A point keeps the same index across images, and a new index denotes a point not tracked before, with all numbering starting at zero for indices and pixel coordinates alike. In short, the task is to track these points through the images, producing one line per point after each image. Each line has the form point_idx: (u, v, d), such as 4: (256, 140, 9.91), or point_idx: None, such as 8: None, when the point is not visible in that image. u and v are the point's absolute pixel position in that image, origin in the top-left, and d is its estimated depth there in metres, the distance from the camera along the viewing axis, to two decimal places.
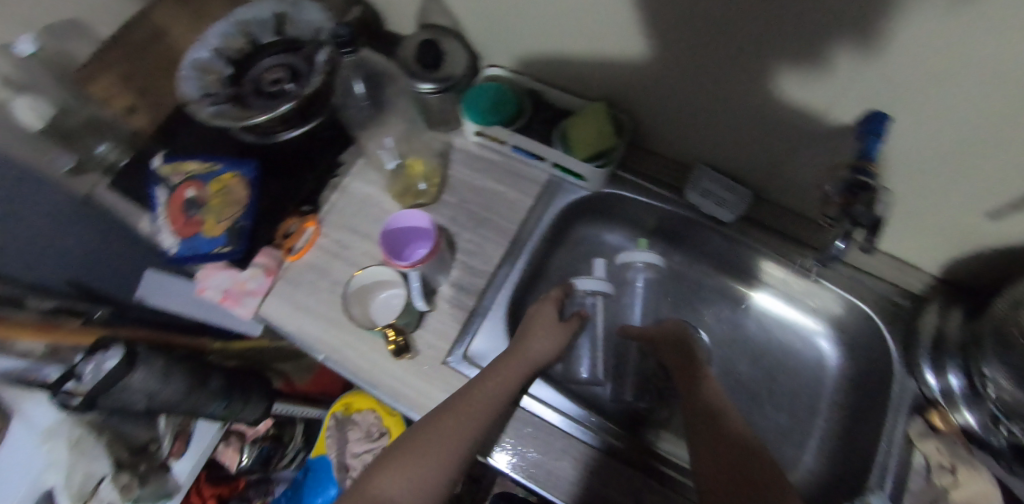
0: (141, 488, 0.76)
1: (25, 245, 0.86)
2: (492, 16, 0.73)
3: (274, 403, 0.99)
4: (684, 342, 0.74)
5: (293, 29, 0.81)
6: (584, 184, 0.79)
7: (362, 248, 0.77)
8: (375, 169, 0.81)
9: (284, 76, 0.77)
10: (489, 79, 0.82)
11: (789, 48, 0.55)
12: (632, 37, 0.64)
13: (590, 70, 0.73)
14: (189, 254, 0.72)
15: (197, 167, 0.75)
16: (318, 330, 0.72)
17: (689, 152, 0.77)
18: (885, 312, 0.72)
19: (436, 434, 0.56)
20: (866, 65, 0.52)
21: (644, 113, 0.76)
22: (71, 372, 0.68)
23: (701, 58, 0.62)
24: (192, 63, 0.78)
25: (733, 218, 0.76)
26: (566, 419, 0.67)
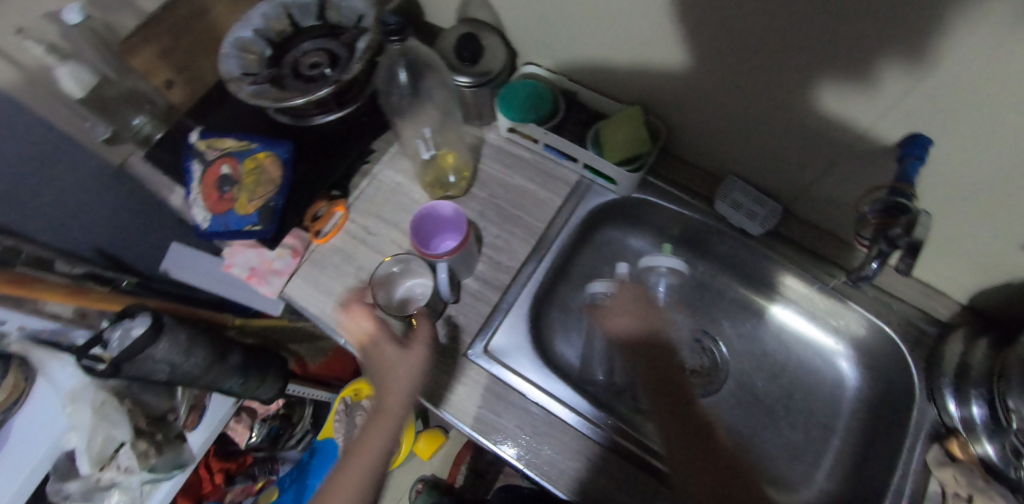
0: (157, 457, 0.77)
1: (59, 210, 0.88)
2: (535, 13, 0.73)
3: (288, 383, 1.00)
4: (651, 337, 0.72)
5: (334, 15, 0.82)
6: (614, 187, 0.79)
7: (389, 236, 0.77)
8: (407, 159, 0.82)
9: (323, 60, 0.77)
10: (526, 77, 0.82)
11: (837, 61, 0.55)
12: (676, 42, 0.63)
13: (628, 75, 0.73)
14: (221, 229, 0.72)
15: (233, 145, 0.76)
16: (341, 314, 0.73)
17: (721, 162, 0.77)
18: (909, 337, 0.72)
19: (364, 461, 0.63)
20: (912, 85, 0.52)
21: (679, 121, 0.75)
22: (98, 338, 0.69)
23: (741, 68, 0.62)
24: (235, 42, 0.78)
25: (762, 231, 0.75)
26: (576, 416, 0.67)
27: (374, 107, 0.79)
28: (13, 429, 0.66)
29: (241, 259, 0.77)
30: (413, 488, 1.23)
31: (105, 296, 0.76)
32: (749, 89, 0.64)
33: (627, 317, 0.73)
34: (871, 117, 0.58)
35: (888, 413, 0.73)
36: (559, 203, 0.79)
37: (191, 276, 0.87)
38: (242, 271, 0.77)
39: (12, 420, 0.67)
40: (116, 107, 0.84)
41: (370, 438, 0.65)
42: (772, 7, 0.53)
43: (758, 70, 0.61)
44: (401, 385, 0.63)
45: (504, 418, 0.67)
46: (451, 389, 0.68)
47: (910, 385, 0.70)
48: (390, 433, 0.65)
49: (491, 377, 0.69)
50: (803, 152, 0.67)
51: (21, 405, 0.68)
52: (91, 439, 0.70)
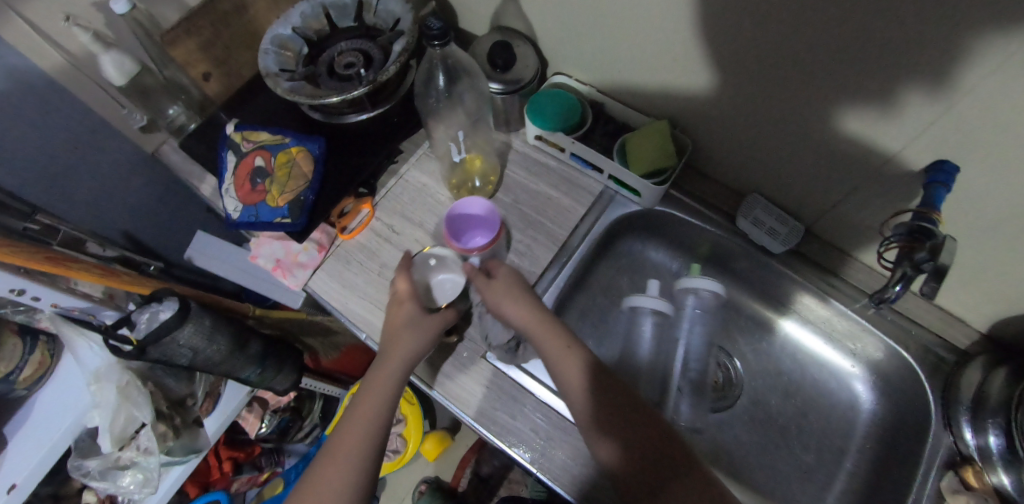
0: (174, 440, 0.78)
1: (92, 193, 0.90)
2: (569, 24, 0.75)
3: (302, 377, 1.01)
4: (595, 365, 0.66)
5: (371, 17, 0.84)
6: (637, 199, 0.79)
7: (413, 235, 0.78)
8: (435, 161, 0.83)
9: (358, 60, 0.79)
10: (555, 86, 0.84)
11: (863, 88, 0.56)
12: (706, 58, 0.65)
13: (657, 88, 0.74)
14: (251, 220, 0.74)
15: (267, 138, 0.78)
16: (362, 309, 0.74)
17: (744, 180, 0.78)
18: (927, 363, 0.72)
19: (354, 447, 0.61)
20: (938, 109, 0.53)
21: (705, 136, 0.76)
22: (127, 319, 0.71)
23: (766, 86, 0.63)
24: (273, 38, 0.80)
25: (783, 250, 0.76)
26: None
27: (406, 107, 0.82)
28: (37, 403, 0.71)
29: (267, 250, 0.79)
30: (417, 488, 1.24)
31: (136, 279, 0.76)
32: (773, 110, 0.65)
33: (513, 303, 0.69)
34: (894, 144, 0.59)
35: (902, 439, 0.73)
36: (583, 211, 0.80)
37: (215, 265, 0.88)
38: (268, 262, 0.78)
39: (37, 394, 0.72)
40: (154, 96, 0.86)
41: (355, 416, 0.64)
42: (801, 31, 0.55)
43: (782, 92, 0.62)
44: (400, 362, 0.65)
45: (518, 420, 0.68)
46: (468, 389, 0.69)
47: (926, 411, 0.70)
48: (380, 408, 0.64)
49: (508, 380, 0.70)
50: (824, 174, 0.68)
51: (46, 380, 0.72)
52: (112, 419, 0.71)
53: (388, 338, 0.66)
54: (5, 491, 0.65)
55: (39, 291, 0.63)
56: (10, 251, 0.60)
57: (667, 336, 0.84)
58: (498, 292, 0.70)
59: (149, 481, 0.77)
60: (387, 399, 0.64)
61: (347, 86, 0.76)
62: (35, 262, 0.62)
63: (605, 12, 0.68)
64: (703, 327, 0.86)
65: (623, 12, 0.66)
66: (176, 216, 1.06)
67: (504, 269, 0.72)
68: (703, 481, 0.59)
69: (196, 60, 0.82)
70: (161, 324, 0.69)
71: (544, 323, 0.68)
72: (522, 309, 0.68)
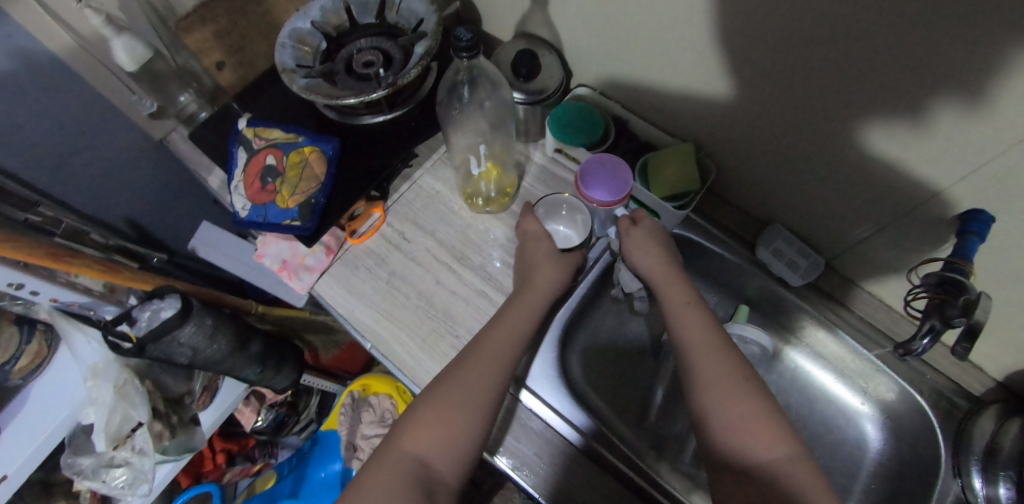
0: (170, 439, 0.77)
1: (96, 178, 0.89)
2: (595, 36, 0.72)
3: (302, 375, 1.00)
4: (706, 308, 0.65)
5: (393, 15, 0.81)
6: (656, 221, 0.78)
7: (424, 244, 0.76)
8: (450, 169, 0.81)
9: (378, 60, 0.76)
10: (574, 99, 0.81)
11: (888, 108, 0.53)
12: (732, 75, 0.62)
13: (683, 108, 0.72)
14: (260, 220, 0.72)
15: (280, 136, 0.76)
16: (369, 318, 0.72)
17: (767, 208, 0.76)
18: (939, 408, 0.70)
19: (496, 353, 0.62)
20: (971, 138, 0.50)
21: (729, 161, 0.74)
22: (127, 316, 0.69)
23: (788, 102, 0.60)
24: (292, 32, 0.78)
25: (803, 283, 0.75)
26: (569, 427, 0.67)
27: (424, 113, 0.79)
28: (30, 396, 0.69)
29: (274, 252, 0.77)
30: None
31: (138, 275, 0.74)
32: (791, 123, 0.62)
33: (654, 255, 0.70)
34: (926, 174, 0.56)
35: (911, 484, 0.71)
36: (597, 233, 0.79)
37: (218, 259, 0.86)
38: (275, 263, 0.77)
39: (29, 386, 0.69)
40: (165, 83, 0.84)
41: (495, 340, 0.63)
42: (842, 60, 0.52)
43: (801, 102, 0.59)
44: (547, 290, 0.68)
45: (523, 442, 0.66)
46: None
47: (936, 457, 0.69)
48: (517, 336, 0.64)
49: (514, 401, 0.68)
50: (851, 203, 0.65)
51: (41, 372, 0.70)
52: (109, 416, 0.69)
53: (524, 276, 0.70)
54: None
55: (37, 286, 0.61)
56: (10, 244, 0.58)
57: None
58: (638, 237, 0.71)
59: (140, 484, 0.76)
60: (530, 322, 0.66)
61: (364, 88, 0.74)
62: (36, 256, 0.60)
63: (637, 25, 0.65)
64: None
65: (657, 27, 0.64)
66: (180, 205, 1.04)
67: (651, 224, 0.73)
68: (762, 450, 0.53)
69: (209, 49, 0.80)
70: (161, 323, 0.67)
71: (671, 273, 0.69)
72: (657, 263, 0.69)
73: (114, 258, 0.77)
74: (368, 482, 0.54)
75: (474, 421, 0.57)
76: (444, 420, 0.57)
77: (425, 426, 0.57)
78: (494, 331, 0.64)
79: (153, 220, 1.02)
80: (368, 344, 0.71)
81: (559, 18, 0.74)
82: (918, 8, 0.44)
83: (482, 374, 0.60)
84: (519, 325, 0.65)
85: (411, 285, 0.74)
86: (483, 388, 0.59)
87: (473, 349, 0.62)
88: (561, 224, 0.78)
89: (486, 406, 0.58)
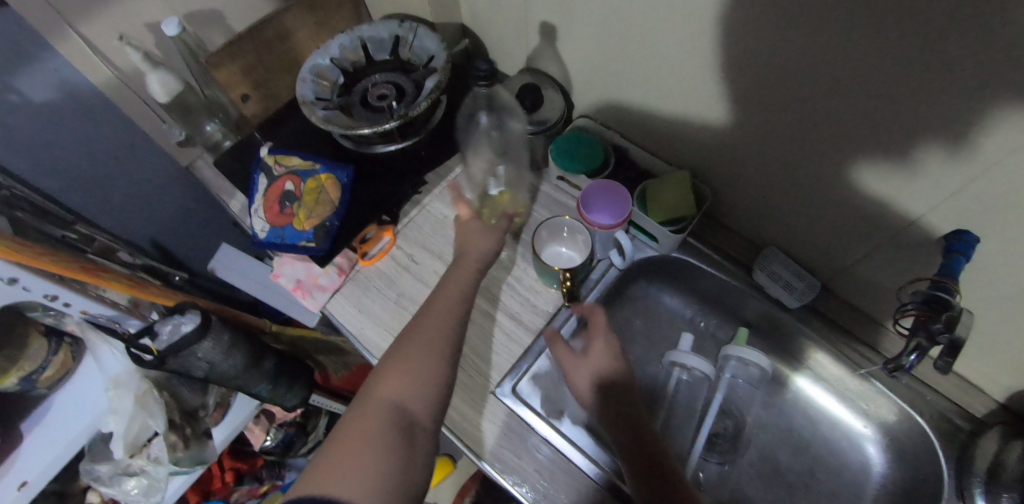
0: (182, 451, 0.80)
1: (125, 202, 0.94)
2: (598, 69, 0.78)
3: (312, 394, 1.02)
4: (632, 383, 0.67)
5: (406, 52, 0.87)
6: (654, 244, 0.80)
7: (431, 266, 0.80)
8: (457, 194, 0.85)
9: (391, 93, 0.82)
10: (577, 129, 0.85)
11: (871, 140, 0.56)
12: (726, 105, 0.66)
13: (681, 136, 0.76)
14: (277, 241, 0.76)
15: (298, 163, 0.81)
16: (377, 336, 0.75)
17: (762, 233, 0.79)
18: (941, 431, 0.70)
19: (450, 299, 0.66)
20: (950, 167, 0.52)
21: (724, 188, 0.78)
22: (149, 329, 0.73)
23: (777, 132, 0.63)
24: (312, 68, 0.84)
25: (799, 305, 0.76)
26: (590, 463, 0.66)
27: (434, 142, 0.84)
28: (53, 406, 0.72)
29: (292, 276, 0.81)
30: None
31: (161, 291, 0.79)
32: (787, 153, 0.65)
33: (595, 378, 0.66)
34: (912, 203, 0.58)
35: None
36: (597, 256, 0.81)
37: (236, 279, 0.90)
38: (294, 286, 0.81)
39: (51, 397, 0.72)
40: (194, 114, 0.90)
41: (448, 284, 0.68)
42: (829, 94, 0.55)
43: (794, 135, 0.62)
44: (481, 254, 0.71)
45: (523, 459, 0.67)
46: (477, 425, 0.69)
47: (939, 480, 0.69)
48: (469, 279, 0.69)
49: (516, 418, 0.69)
50: (843, 228, 0.68)
51: (65, 382, 0.73)
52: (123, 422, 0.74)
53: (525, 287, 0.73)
54: (16, 488, 0.65)
55: (71, 297, 0.65)
56: (51, 259, 0.62)
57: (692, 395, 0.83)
58: (579, 366, 0.67)
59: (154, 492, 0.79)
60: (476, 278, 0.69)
61: (379, 119, 0.79)
62: (69, 270, 0.64)
63: (639, 57, 0.70)
64: (745, 399, 0.83)
65: (659, 59, 0.68)
66: (199, 227, 1.10)
67: (602, 344, 0.68)
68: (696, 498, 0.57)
69: (236, 83, 0.85)
70: (182, 337, 0.71)
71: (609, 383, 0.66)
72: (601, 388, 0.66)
73: (138, 275, 0.81)
74: (344, 433, 0.55)
75: (438, 365, 0.61)
76: (411, 367, 0.60)
77: (394, 377, 0.59)
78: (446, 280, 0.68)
79: (174, 241, 1.07)
80: (374, 360, 0.74)
81: (567, 51, 0.79)
82: (901, 53, 0.47)
83: (440, 317, 0.64)
84: (466, 272, 0.69)
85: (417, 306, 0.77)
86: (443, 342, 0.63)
87: (427, 308, 0.66)
88: (563, 246, 0.79)
89: (448, 348, 0.62)
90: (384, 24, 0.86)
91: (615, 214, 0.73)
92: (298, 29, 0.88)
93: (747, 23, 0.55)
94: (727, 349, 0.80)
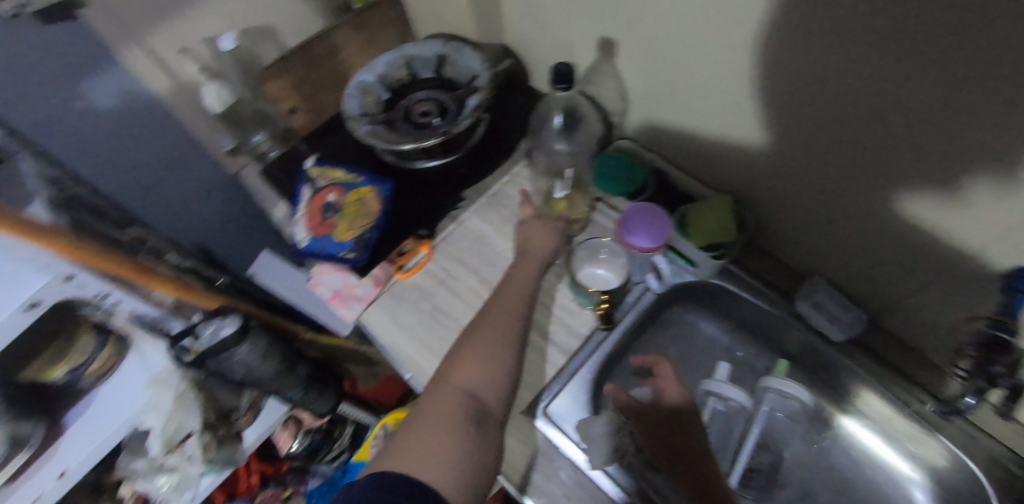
0: (216, 451, 0.85)
1: (176, 207, 0.98)
2: (642, 91, 0.78)
3: (340, 403, 1.02)
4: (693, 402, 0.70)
5: (450, 70, 0.88)
6: (694, 270, 0.78)
7: (466, 282, 0.79)
8: (495, 211, 0.84)
9: (434, 110, 0.83)
10: (617, 150, 0.86)
11: (918, 171, 0.54)
12: (766, 127, 0.65)
13: (721, 159, 0.75)
14: (317, 251, 0.80)
15: (342, 177, 0.84)
16: (410, 350, 0.74)
17: (806, 260, 0.77)
18: (999, 481, 0.65)
19: (516, 296, 0.68)
20: (1006, 201, 0.50)
21: (764, 211, 0.76)
22: (190, 330, 0.74)
23: (819, 157, 0.62)
24: (359, 83, 0.86)
25: (845, 339, 0.73)
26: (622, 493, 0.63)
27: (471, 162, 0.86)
28: (92, 401, 0.73)
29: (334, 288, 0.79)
30: None
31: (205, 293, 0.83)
32: (829, 179, 0.63)
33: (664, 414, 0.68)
34: (966, 237, 0.56)
35: None
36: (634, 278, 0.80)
37: (275, 284, 0.94)
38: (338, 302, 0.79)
39: (91, 392, 0.73)
40: (244, 124, 0.94)
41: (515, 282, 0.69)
42: (873, 121, 0.54)
43: (834, 160, 0.61)
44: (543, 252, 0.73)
45: (552, 484, 0.65)
46: (506, 445, 0.68)
47: None
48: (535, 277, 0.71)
49: (545, 441, 0.68)
50: (890, 259, 0.65)
51: (106, 378, 0.74)
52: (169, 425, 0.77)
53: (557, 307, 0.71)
54: (56, 477, 0.68)
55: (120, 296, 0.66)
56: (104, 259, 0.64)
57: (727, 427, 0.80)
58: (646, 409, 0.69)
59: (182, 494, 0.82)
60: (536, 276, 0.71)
61: (420, 134, 0.81)
62: (123, 272, 0.68)
63: (682, 77, 0.70)
64: (784, 434, 0.79)
65: (701, 81, 0.68)
66: (243, 233, 1.14)
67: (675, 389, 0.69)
68: None
69: (286, 97, 0.88)
70: (221, 340, 0.73)
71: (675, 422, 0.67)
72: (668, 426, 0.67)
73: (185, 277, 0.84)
74: (422, 418, 0.57)
75: (507, 358, 0.62)
76: (484, 356, 0.61)
77: (467, 366, 0.61)
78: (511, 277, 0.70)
79: (218, 246, 1.11)
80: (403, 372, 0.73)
81: (624, 65, 0.76)
82: (948, 86, 0.46)
83: (507, 312, 0.66)
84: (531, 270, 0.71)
85: (452, 321, 0.76)
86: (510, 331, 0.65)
87: (495, 300, 0.68)
88: (601, 267, 0.76)
89: (515, 343, 0.64)
90: (430, 43, 0.88)
91: (654, 240, 0.72)
92: (346, 46, 0.92)
93: (788, 47, 0.55)
94: (767, 381, 0.76)
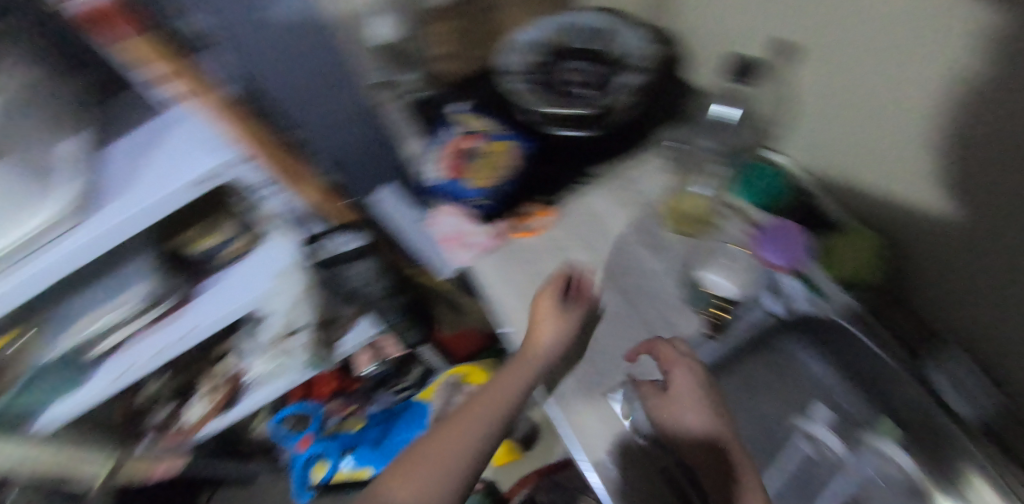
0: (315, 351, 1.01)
1: None
2: (812, 102, 0.75)
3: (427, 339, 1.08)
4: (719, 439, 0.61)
5: (613, 45, 0.87)
6: (821, 301, 0.67)
7: (577, 254, 0.80)
8: (621, 195, 0.84)
9: (588, 81, 0.83)
10: (768, 160, 0.81)
11: None
12: (949, 185, 0.60)
13: (894, 207, 0.70)
14: (449, 191, 0.86)
15: (489, 124, 0.86)
16: (513, 304, 0.76)
17: (971, 339, 0.68)
18: None
19: (495, 397, 0.67)
20: None
21: (932, 276, 0.70)
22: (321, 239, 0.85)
23: (1008, 231, 0.55)
24: (521, 41, 0.88)
25: (981, 423, 0.61)
26: None
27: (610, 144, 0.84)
28: (229, 276, 0.82)
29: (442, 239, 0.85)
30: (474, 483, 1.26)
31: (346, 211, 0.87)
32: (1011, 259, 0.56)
33: (679, 407, 0.63)
34: None
35: None
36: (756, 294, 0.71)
37: (392, 216, 0.95)
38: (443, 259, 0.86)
39: (229, 266, 0.83)
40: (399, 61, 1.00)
41: (509, 378, 0.68)
42: None
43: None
44: (549, 344, 0.68)
45: (613, 477, 0.62)
46: (582, 417, 0.67)
47: None
48: (524, 377, 0.67)
49: (619, 426, 0.66)
50: None
51: (240, 261, 0.83)
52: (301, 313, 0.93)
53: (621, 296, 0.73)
54: (187, 330, 0.80)
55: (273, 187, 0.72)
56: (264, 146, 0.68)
57: (812, 478, 0.69)
58: (654, 394, 0.65)
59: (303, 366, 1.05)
60: (533, 374, 0.68)
61: (564, 106, 0.81)
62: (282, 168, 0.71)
63: (867, 107, 0.67)
64: None
65: (888, 114, 0.64)
66: None
67: (682, 376, 0.64)
68: None
69: (444, 42, 0.94)
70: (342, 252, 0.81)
71: (686, 409, 0.63)
72: (694, 420, 0.62)
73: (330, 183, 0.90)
74: None
75: (461, 459, 0.60)
76: (440, 447, 0.61)
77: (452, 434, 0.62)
78: (518, 366, 0.68)
79: None
80: (498, 323, 0.76)
81: (802, 74, 0.75)
82: None
83: (472, 425, 0.64)
84: (535, 360, 0.68)
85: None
86: (519, 379, 0.67)
87: (487, 388, 0.69)
88: (717, 274, 0.73)
89: (471, 448, 0.62)
90: (598, 15, 0.89)
91: (782, 253, 0.70)
92: (509, 6, 0.95)
93: (985, 98, 0.51)
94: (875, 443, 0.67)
